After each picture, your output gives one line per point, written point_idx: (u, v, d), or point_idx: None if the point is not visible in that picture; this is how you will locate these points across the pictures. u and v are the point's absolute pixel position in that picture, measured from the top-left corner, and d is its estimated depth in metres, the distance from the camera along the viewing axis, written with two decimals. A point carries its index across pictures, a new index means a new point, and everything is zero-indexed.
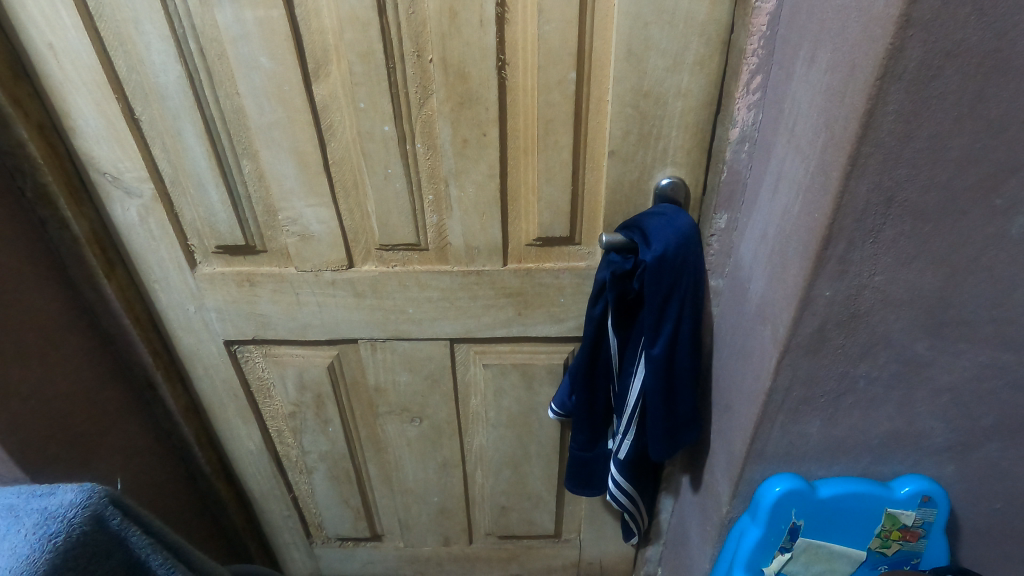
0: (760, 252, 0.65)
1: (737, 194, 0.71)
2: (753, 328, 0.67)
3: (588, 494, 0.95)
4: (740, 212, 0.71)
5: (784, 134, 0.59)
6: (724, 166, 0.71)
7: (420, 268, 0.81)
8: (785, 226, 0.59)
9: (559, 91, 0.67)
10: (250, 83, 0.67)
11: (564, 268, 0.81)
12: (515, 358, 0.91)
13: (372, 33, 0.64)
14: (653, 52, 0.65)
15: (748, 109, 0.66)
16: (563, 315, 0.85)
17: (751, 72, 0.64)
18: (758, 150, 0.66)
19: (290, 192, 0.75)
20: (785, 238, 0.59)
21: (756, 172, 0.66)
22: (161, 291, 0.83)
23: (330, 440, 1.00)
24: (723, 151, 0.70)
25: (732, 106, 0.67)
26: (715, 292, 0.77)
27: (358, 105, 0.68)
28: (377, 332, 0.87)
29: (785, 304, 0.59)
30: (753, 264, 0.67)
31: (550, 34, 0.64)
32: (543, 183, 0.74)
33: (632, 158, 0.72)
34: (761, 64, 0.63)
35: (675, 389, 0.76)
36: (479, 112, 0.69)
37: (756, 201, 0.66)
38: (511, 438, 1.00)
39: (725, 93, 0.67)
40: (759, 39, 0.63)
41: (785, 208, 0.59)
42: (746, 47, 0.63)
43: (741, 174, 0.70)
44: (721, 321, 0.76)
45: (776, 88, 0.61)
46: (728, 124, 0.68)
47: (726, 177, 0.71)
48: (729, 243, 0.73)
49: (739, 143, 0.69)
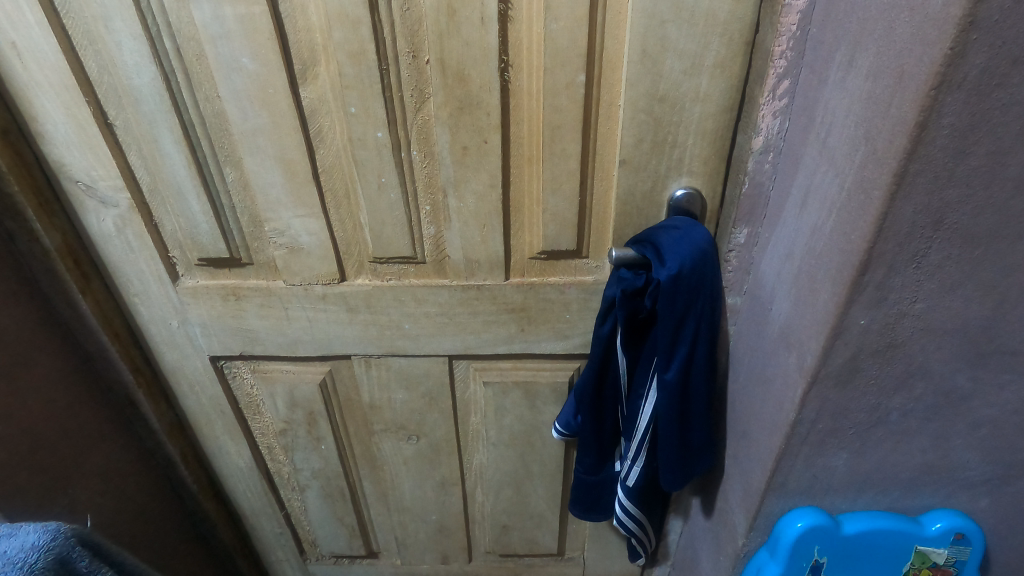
0: (785, 272, 0.60)
1: (758, 207, 0.66)
2: (776, 352, 0.61)
3: (593, 518, 0.90)
4: (762, 227, 0.66)
5: (813, 144, 0.54)
6: (745, 178, 0.65)
7: (416, 283, 0.76)
8: (813, 246, 0.54)
9: (566, 96, 0.62)
10: (231, 85, 0.62)
11: (570, 282, 0.76)
12: (517, 375, 0.86)
13: (363, 31, 0.59)
14: (670, 53, 0.59)
15: (774, 116, 0.60)
16: (568, 331, 0.80)
17: (778, 76, 0.59)
18: (784, 161, 0.61)
19: (277, 201, 0.70)
20: (813, 261, 0.54)
21: (782, 184, 0.61)
22: (142, 306, 0.78)
23: (323, 458, 0.96)
24: (745, 161, 0.64)
25: (755, 113, 0.61)
26: (732, 310, 0.72)
27: (348, 110, 0.63)
28: (371, 348, 0.82)
29: (814, 333, 0.54)
30: (776, 285, 0.62)
31: (557, 33, 0.59)
32: (548, 193, 0.68)
33: (645, 167, 0.66)
34: (789, 68, 0.58)
35: (689, 416, 0.71)
36: (480, 118, 0.64)
37: (781, 218, 0.61)
38: (513, 457, 0.95)
39: (746, 98, 0.62)
40: (789, 40, 0.57)
41: (815, 226, 0.54)
42: (773, 48, 0.58)
43: (763, 187, 0.64)
44: (738, 343, 0.71)
45: (807, 94, 0.55)
46: (751, 132, 0.62)
47: (747, 189, 0.65)
48: (748, 259, 0.68)
49: (763, 153, 0.63)
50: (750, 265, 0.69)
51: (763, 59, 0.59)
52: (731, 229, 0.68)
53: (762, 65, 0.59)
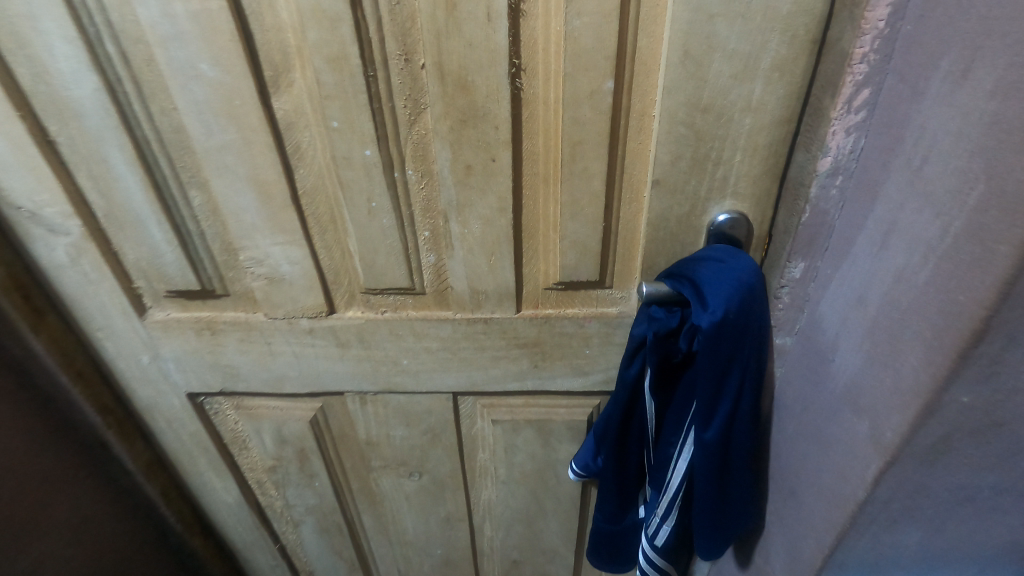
0: (852, 321, 0.50)
1: (818, 239, 0.54)
2: (839, 413, 0.52)
3: (612, 568, 0.81)
4: (824, 262, 0.54)
5: (899, 170, 0.43)
6: (806, 205, 0.53)
7: (415, 316, 0.67)
8: (896, 296, 0.44)
9: (590, 106, 0.52)
10: (189, 96, 0.52)
11: (590, 315, 0.66)
12: (529, 413, 0.77)
13: (343, 31, 0.48)
14: (718, 55, 0.48)
15: (847, 133, 0.48)
16: (588, 368, 0.71)
17: (856, 85, 0.47)
18: (858, 190, 0.49)
19: (252, 227, 0.60)
20: (897, 317, 0.44)
21: (850, 214, 0.50)
22: (106, 341, 0.69)
23: (318, 494, 0.88)
24: (806, 185, 0.52)
25: (825, 129, 0.49)
26: (779, 351, 0.62)
27: (330, 124, 0.53)
28: (366, 384, 0.73)
29: (896, 403, 0.44)
30: (840, 334, 0.52)
31: (580, 31, 0.48)
32: (567, 217, 0.58)
33: (682, 188, 0.56)
34: (872, 74, 0.46)
35: (729, 474, 0.62)
36: (486, 132, 0.53)
37: (848, 255, 0.50)
38: (525, 495, 0.86)
39: (809, 107, 0.51)
40: (874, 39, 0.45)
41: (898, 272, 0.44)
42: (853, 49, 0.45)
43: (828, 216, 0.52)
44: (786, 390, 0.61)
45: (892, 110, 0.44)
46: (816, 151, 0.51)
47: (809, 217, 0.54)
48: (804, 297, 0.57)
49: (830, 176, 0.51)
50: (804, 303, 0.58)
51: (839, 61, 0.47)
52: (785, 261, 0.57)
53: (834, 70, 0.47)
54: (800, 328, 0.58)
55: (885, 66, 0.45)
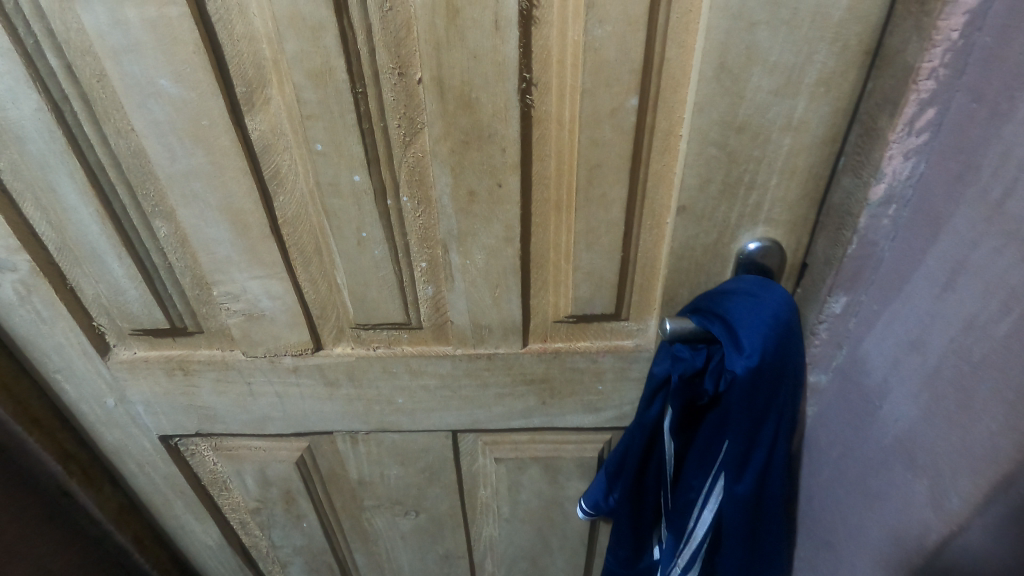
0: (906, 366, 0.44)
1: (864, 271, 0.49)
2: (889, 469, 0.46)
3: None
4: (869, 297, 0.49)
5: (973, 202, 0.39)
6: (853, 234, 0.48)
7: (411, 352, 0.61)
8: (967, 344, 0.39)
9: (611, 125, 0.45)
10: (147, 116, 0.45)
11: (604, 349, 0.60)
12: (535, 450, 0.71)
13: (327, 42, 0.41)
14: (758, 68, 0.42)
15: (905, 157, 0.43)
16: (600, 404, 0.65)
17: (920, 104, 0.41)
18: (919, 220, 0.44)
19: (226, 260, 0.53)
20: (969, 368, 0.39)
21: (906, 246, 0.45)
22: (66, 383, 0.62)
23: (306, 536, 0.81)
24: (855, 214, 0.47)
25: (881, 152, 0.44)
26: (811, 390, 0.56)
27: (313, 147, 0.46)
28: (358, 424, 0.67)
29: (967, 463, 0.39)
30: (890, 381, 0.46)
31: (602, 41, 0.42)
32: (582, 247, 0.52)
33: (711, 215, 0.50)
34: (939, 92, 0.40)
35: (760, 522, 0.57)
36: (492, 155, 0.47)
37: (903, 292, 0.45)
38: (530, 532, 0.80)
39: (859, 126, 0.45)
40: (945, 52, 0.39)
41: (971, 317, 0.39)
42: (920, 63, 0.40)
43: (877, 247, 0.47)
44: (820, 432, 0.55)
45: (969, 134, 0.39)
46: (868, 178, 0.45)
47: (855, 248, 0.48)
48: (844, 334, 0.52)
49: (882, 204, 0.45)
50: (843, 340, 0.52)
51: (899, 77, 0.41)
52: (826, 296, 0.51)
53: (893, 86, 0.42)
54: (839, 367, 0.53)
55: (956, 83, 0.40)
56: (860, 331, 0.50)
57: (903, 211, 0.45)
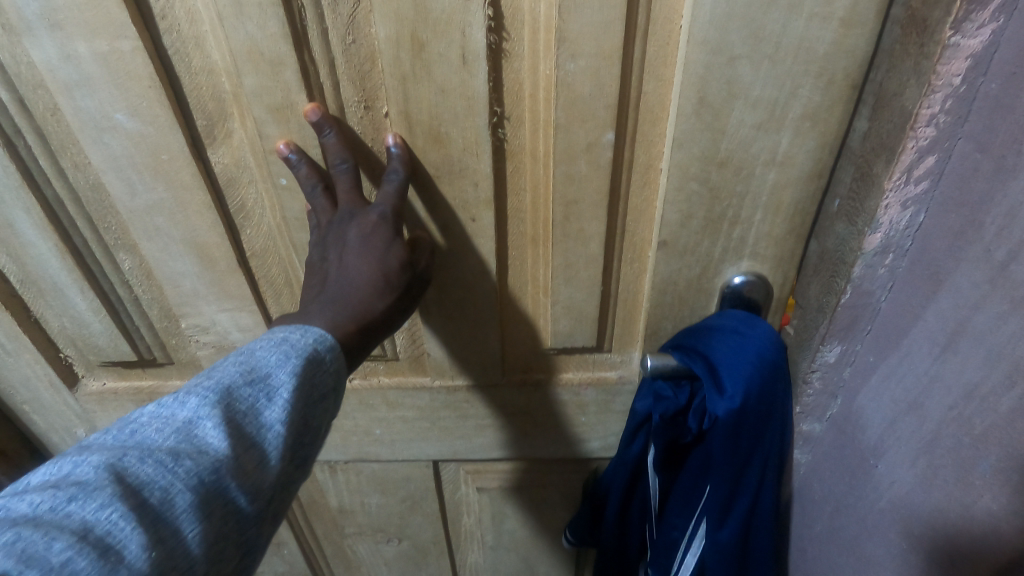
0: (907, 422, 0.44)
1: (859, 321, 0.46)
2: (899, 520, 0.47)
3: None
4: (865, 347, 0.47)
5: (976, 262, 0.37)
6: (847, 285, 0.45)
7: (388, 383, 0.59)
8: (967, 414, 0.40)
9: (587, 161, 0.44)
10: (104, 150, 0.43)
11: (586, 381, 0.58)
12: (519, 480, 0.69)
13: (287, 76, 0.40)
14: (739, 103, 0.41)
15: (903, 208, 0.40)
16: (583, 435, 0.63)
17: (919, 152, 0.38)
18: (919, 273, 0.42)
19: (193, 293, 0.51)
20: (970, 440, 0.40)
21: (903, 300, 0.43)
22: (35, 414, 0.60)
23: (288, 562, 0.80)
24: (849, 263, 0.44)
25: (877, 203, 0.41)
26: (804, 438, 0.55)
27: (278, 181, 0.44)
28: (337, 454, 0.66)
29: (988, 528, 0.40)
30: (892, 437, 0.46)
31: (575, 76, 0.40)
32: (560, 281, 0.50)
33: (693, 250, 0.48)
34: (941, 140, 0.38)
35: (748, 566, 0.55)
36: (465, 190, 0.45)
37: (899, 348, 0.44)
38: (516, 560, 0.79)
39: (854, 167, 0.43)
40: (946, 98, 0.36)
41: (971, 387, 0.39)
42: (920, 109, 0.37)
43: (872, 297, 0.45)
44: (814, 479, 0.56)
45: (976, 190, 0.37)
46: (863, 227, 0.42)
47: (849, 298, 0.45)
48: (838, 383, 0.50)
49: (879, 254, 0.43)
50: (837, 389, 0.51)
51: (896, 121, 0.38)
52: (819, 345, 0.48)
53: (891, 131, 0.39)
54: (835, 414, 0.52)
55: (959, 133, 0.37)
56: (856, 381, 0.49)
57: (900, 261, 0.43)
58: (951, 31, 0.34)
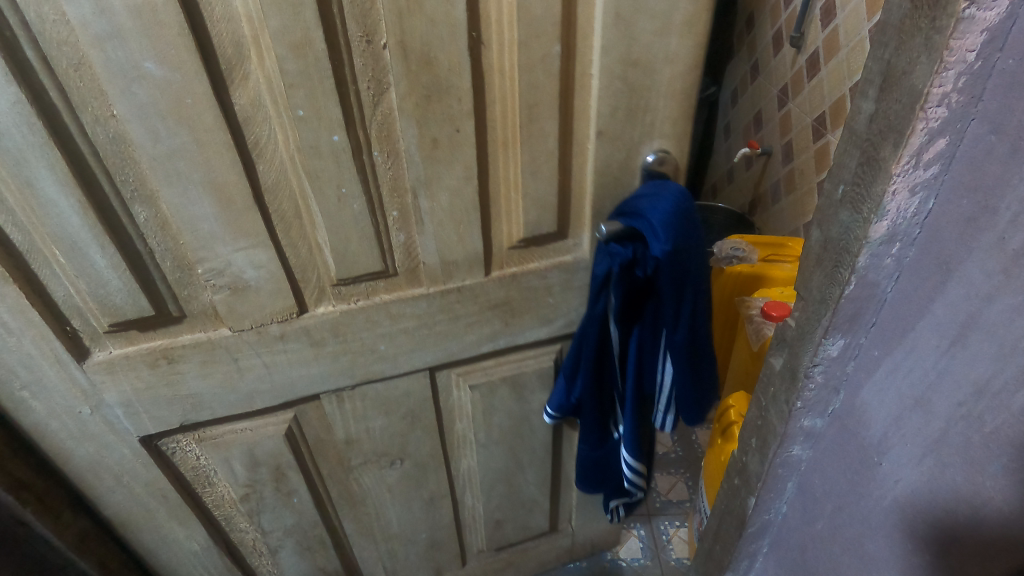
0: (913, 421, 0.53)
1: (863, 311, 0.54)
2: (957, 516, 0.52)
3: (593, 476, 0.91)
4: (865, 333, 0.56)
5: (987, 249, 0.43)
6: (854, 274, 0.51)
7: (389, 298, 0.68)
8: (978, 413, 0.47)
9: (542, 70, 0.57)
10: (132, 99, 0.48)
11: (551, 265, 0.72)
12: (502, 371, 0.81)
13: (307, 16, 0.48)
14: (642, 15, 0.57)
15: (910, 190, 0.46)
16: (552, 314, 0.77)
17: (929, 133, 0.43)
18: (927, 261, 0.49)
19: (210, 236, 0.57)
20: (979, 439, 0.48)
21: (910, 288, 0.51)
22: (35, 398, 0.61)
23: (297, 511, 0.84)
24: (856, 252, 0.50)
25: (886, 184, 0.45)
26: (807, 432, 0.66)
27: (295, 113, 0.52)
28: (344, 380, 0.73)
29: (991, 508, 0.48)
30: (921, 439, 0.53)
31: (530, 2, 0.53)
32: (528, 176, 0.64)
33: (621, 136, 0.64)
34: (948, 119, 0.42)
35: (699, 368, 0.75)
36: (451, 105, 0.56)
37: (905, 339, 0.53)
38: (503, 452, 0.91)
39: (861, 154, 0.47)
40: (958, 74, 0.40)
41: (981, 382, 0.46)
42: (936, 78, 0.40)
43: (876, 282, 0.52)
44: (816, 470, 0.69)
45: (988, 156, 0.42)
46: (869, 213, 0.48)
47: (855, 287, 0.52)
48: (839, 372, 0.60)
49: (885, 242, 0.49)
50: (838, 384, 0.61)
51: (905, 102, 0.42)
52: (823, 339, 0.56)
53: (899, 110, 0.43)
54: (851, 425, 0.62)
55: (966, 108, 0.41)
56: (856, 374, 0.59)
57: (905, 249, 0.50)
58: (966, 4, 0.37)
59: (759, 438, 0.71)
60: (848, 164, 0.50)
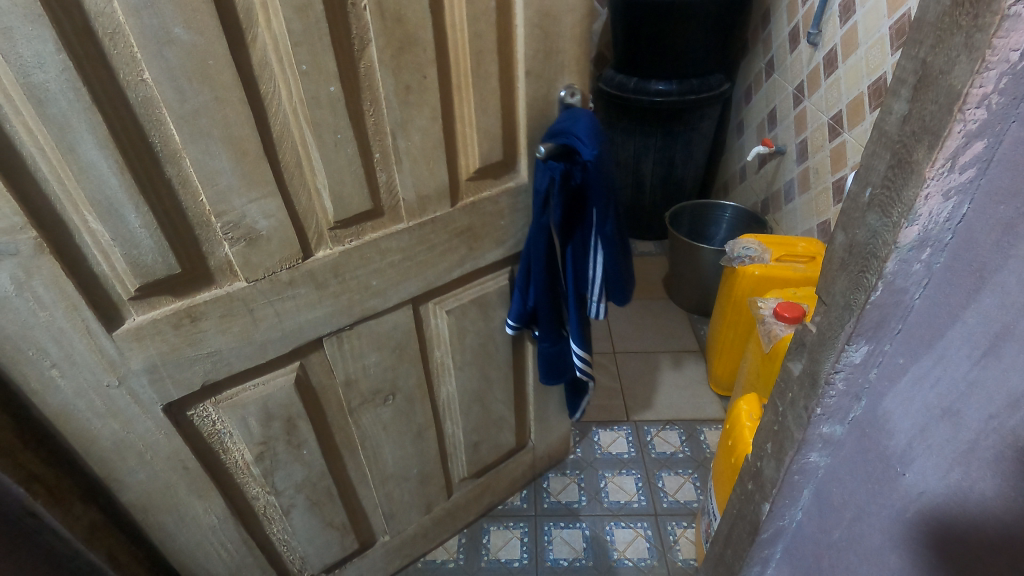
0: (935, 434, 0.48)
1: (889, 320, 0.48)
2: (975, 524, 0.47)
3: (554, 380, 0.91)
4: (892, 340, 0.49)
5: None
6: (879, 281, 0.45)
7: (377, 236, 0.66)
8: (1008, 421, 0.42)
9: (485, 20, 0.60)
10: (161, 64, 0.46)
11: (499, 190, 0.73)
12: (474, 293, 0.81)
13: None
14: None
15: (943, 194, 0.40)
16: (506, 236, 0.78)
17: (966, 136, 0.37)
18: (960, 267, 0.43)
19: (227, 190, 0.54)
20: (1012, 453, 0.42)
21: (940, 296, 0.45)
22: (63, 377, 0.55)
23: (308, 466, 0.80)
24: (883, 257, 0.44)
25: (918, 190, 0.40)
26: (826, 440, 0.59)
27: (299, 69, 0.51)
28: (345, 321, 0.70)
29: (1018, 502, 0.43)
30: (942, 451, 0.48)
31: None
32: (479, 114, 0.65)
33: (545, 73, 0.67)
34: (987, 121, 0.37)
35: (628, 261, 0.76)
36: (421, 54, 0.57)
37: (933, 350, 0.46)
38: (478, 376, 0.92)
39: (892, 156, 0.42)
40: (1000, 76, 0.35)
41: (1015, 394, 0.41)
42: (976, 79, 0.35)
43: (904, 289, 0.46)
44: (834, 480, 0.61)
45: None
46: (899, 218, 0.42)
47: (881, 293, 0.46)
48: (860, 382, 0.53)
49: (916, 248, 0.43)
50: (860, 391, 0.54)
51: (942, 102, 0.37)
52: (845, 345, 0.49)
53: (933, 112, 0.38)
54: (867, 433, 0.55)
55: (1006, 109, 0.36)
56: (881, 383, 0.52)
57: (937, 255, 0.44)
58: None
59: (774, 443, 0.64)
60: (877, 166, 0.44)
